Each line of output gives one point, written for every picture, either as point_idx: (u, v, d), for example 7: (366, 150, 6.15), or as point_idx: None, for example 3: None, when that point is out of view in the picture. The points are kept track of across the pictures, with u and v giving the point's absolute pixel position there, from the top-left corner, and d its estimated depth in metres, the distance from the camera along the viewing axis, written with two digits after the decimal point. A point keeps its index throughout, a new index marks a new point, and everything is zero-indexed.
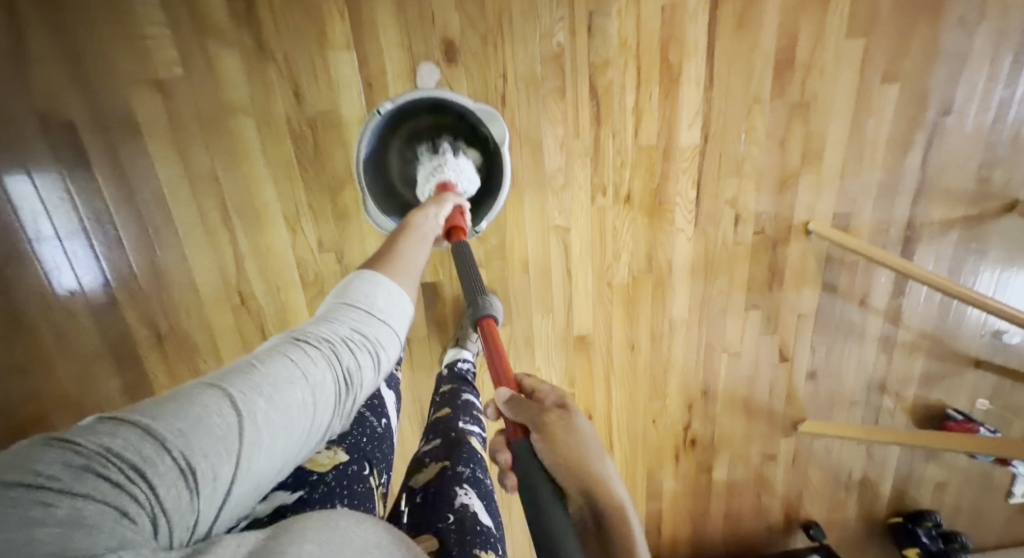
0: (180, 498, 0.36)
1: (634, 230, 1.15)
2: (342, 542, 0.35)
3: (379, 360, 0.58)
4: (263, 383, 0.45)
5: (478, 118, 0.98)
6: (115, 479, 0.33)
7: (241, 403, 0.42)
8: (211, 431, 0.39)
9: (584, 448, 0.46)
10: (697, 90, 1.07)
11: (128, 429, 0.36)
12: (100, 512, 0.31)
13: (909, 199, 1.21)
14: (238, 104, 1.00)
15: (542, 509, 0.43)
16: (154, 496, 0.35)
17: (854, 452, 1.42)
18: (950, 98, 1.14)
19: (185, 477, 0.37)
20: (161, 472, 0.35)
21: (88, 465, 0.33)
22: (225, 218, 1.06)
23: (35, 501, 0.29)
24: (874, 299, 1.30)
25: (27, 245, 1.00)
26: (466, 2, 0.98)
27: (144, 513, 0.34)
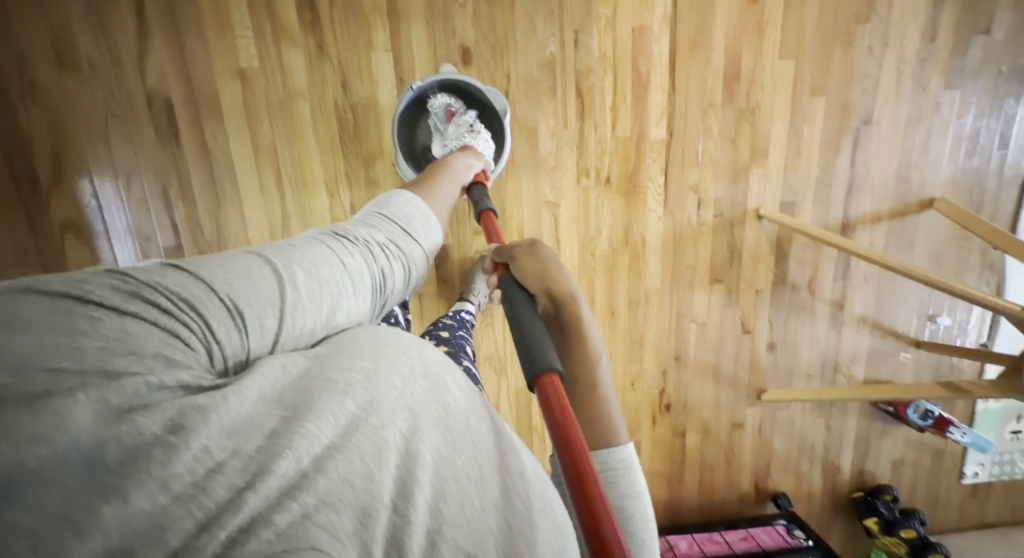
0: (229, 332, 0.45)
1: (613, 208, 1.39)
2: (383, 371, 0.43)
3: (409, 267, 0.66)
4: (300, 263, 0.53)
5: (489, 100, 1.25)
6: (164, 306, 0.41)
7: (282, 273, 0.50)
8: (253, 290, 0.47)
9: (544, 261, 0.71)
10: (662, 95, 1.35)
11: (179, 273, 0.44)
12: (143, 334, 0.38)
13: (843, 192, 1.44)
14: (298, 92, 1.26)
15: (508, 297, 0.65)
16: (202, 323, 0.43)
17: (815, 424, 1.57)
18: (868, 111, 1.40)
19: (232, 316, 0.45)
20: (208, 311, 0.43)
21: (136, 296, 0.40)
22: (279, 183, 1.31)
23: (87, 316, 0.37)
24: (821, 286, 1.48)
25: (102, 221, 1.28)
26: (480, 20, 1.26)
27: (193, 340, 0.42)
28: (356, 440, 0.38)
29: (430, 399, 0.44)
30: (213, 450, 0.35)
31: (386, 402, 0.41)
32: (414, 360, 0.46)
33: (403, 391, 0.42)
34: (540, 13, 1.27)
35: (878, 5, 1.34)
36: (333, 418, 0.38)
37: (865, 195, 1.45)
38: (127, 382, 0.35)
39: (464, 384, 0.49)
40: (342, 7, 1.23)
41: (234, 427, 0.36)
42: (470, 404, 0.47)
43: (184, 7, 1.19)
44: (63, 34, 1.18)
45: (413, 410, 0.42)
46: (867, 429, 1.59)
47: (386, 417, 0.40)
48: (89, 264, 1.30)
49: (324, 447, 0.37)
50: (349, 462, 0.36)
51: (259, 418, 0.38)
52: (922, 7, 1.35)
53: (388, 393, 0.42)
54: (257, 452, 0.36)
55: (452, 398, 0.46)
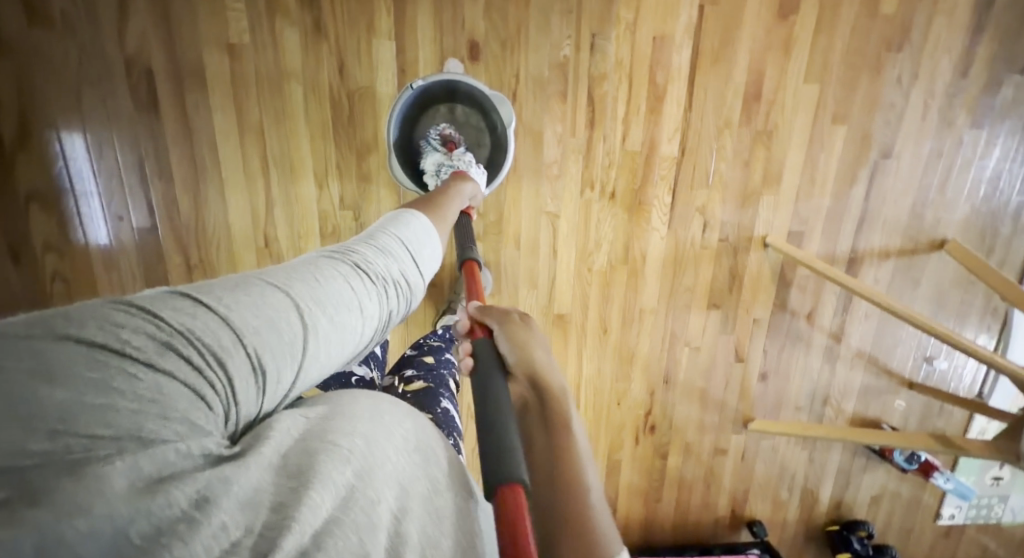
0: (249, 392, 0.37)
1: (614, 222, 1.33)
2: (385, 444, 0.39)
3: (411, 305, 0.59)
4: (326, 300, 0.45)
5: (491, 102, 1.16)
6: (195, 361, 0.33)
7: (307, 313, 0.42)
8: (280, 337, 0.39)
9: (533, 343, 0.57)
10: (677, 109, 1.28)
11: (209, 314, 0.36)
12: (170, 396, 0.31)
13: (854, 225, 1.39)
14: (291, 72, 1.18)
15: (487, 373, 0.50)
16: (228, 383, 0.35)
17: (798, 456, 1.55)
18: (888, 144, 1.34)
19: (255, 373, 0.37)
20: (234, 364, 0.36)
21: (168, 341, 0.33)
22: (264, 168, 1.23)
23: (120, 371, 0.29)
24: (821, 316, 1.44)
25: (71, 189, 1.20)
26: (492, 13, 1.18)
27: (215, 400, 0.34)
28: (358, 516, 0.33)
29: (418, 472, 0.41)
30: (231, 527, 0.28)
31: (384, 474, 0.37)
32: (408, 430, 0.43)
33: (397, 462, 0.39)
34: (557, 10, 1.19)
35: (912, 33, 1.27)
36: (337, 489, 0.33)
37: (877, 229, 1.39)
38: (158, 452, 0.29)
39: (447, 458, 0.46)
40: None
41: (246, 501, 0.30)
42: (452, 476, 0.44)
43: None
44: None
45: (403, 484, 0.38)
46: (849, 464, 1.57)
47: (384, 491, 0.36)
48: (55, 236, 1.22)
49: (323, 521, 0.31)
50: (353, 540, 0.32)
51: (264, 485, 0.32)
52: (958, 39, 1.28)
53: (384, 461, 0.38)
54: (263, 529, 0.30)
55: (437, 475, 0.42)
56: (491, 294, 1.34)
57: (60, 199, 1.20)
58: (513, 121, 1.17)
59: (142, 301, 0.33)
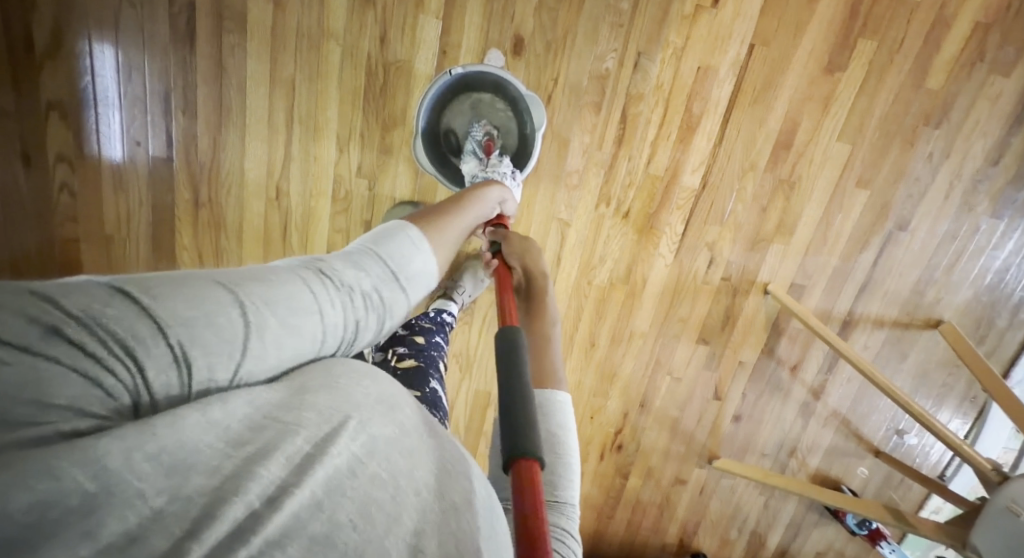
0: (168, 382, 0.40)
1: (622, 241, 1.33)
2: (341, 405, 0.44)
3: (385, 317, 0.61)
4: (271, 304, 0.48)
5: (526, 104, 1.17)
6: (100, 349, 0.37)
7: (250, 311, 0.46)
8: (211, 334, 0.42)
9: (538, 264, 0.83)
10: (707, 142, 1.27)
11: (129, 304, 0.39)
12: (58, 381, 0.34)
13: (856, 289, 1.39)
14: (332, 32, 1.16)
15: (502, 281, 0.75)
16: (138, 370, 0.38)
17: (754, 499, 1.57)
18: (906, 217, 1.34)
19: (176, 364, 0.40)
20: (152, 354, 0.39)
21: (57, 329, 0.35)
22: (288, 122, 1.22)
23: (8, 355, 0.33)
24: (804, 370, 1.46)
25: (93, 102, 1.19)
26: (543, 12, 1.17)
27: (120, 388, 0.37)
28: (320, 471, 0.38)
29: (387, 421, 0.44)
30: (149, 496, 0.32)
31: (346, 431, 0.41)
32: (369, 390, 0.47)
33: (361, 416, 0.43)
34: (608, 21, 1.18)
35: (951, 113, 1.27)
36: (288, 458, 0.38)
37: (877, 297, 1.40)
38: (26, 433, 0.32)
39: (415, 412, 0.49)
40: None
41: (173, 465, 0.34)
42: (423, 424, 0.49)
43: None
44: None
45: (370, 435, 0.42)
46: (801, 517, 1.60)
47: (345, 446, 0.40)
48: (70, 149, 1.22)
49: (275, 486, 0.36)
50: (306, 494, 0.36)
51: (209, 446, 0.36)
52: (995, 128, 1.28)
53: (346, 420, 0.42)
54: (207, 493, 0.34)
55: (405, 423, 0.46)
56: (488, 288, 1.35)
57: (80, 107, 1.19)
58: (541, 129, 1.18)
59: (44, 293, 0.36)
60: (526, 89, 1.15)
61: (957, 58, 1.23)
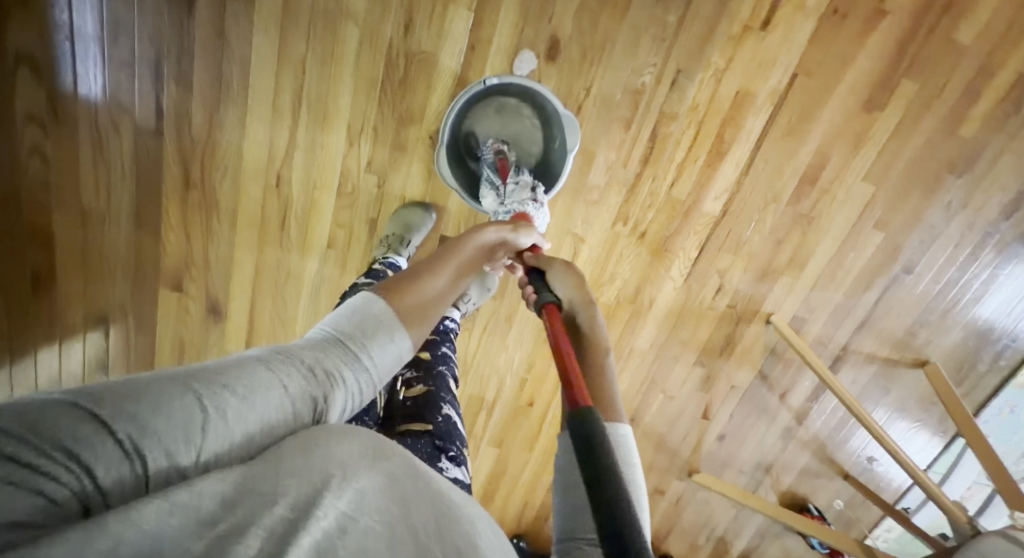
0: (117, 481, 0.36)
1: (635, 261, 1.30)
2: (326, 464, 0.39)
3: (350, 389, 0.55)
4: (217, 391, 0.43)
5: (559, 121, 1.10)
6: (35, 452, 0.33)
7: (202, 399, 0.42)
8: (157, 427, 0.38)
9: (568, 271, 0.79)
10: (733, 170, 1.23)
11: (66, 405, 0.36)
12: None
13: (854, 326, 1.41)
14: (352, 12, 1.05)
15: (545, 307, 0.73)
16: (77, 470, 0.34)
17: (725, 511, 1.64)
18: (913, 262, 1.35)
19: (128, 458, 0.36)
20: (100, 452, 0.35)
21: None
22: (294, 106, 1.12)
23: None
24: (792, 397, 1.49)
25: (68, 50, 1.02)
26: (583, 15, 1.08)
27: (63, 493, 0.33)
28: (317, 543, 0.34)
29: (376, 468, 0.41)
30: None
31: (330, 487, 0.37)
32: (360, 443, 0.43)
33: (343, 466, 0.39)
34: (650, 34, 1.10)
35: (976, 163, 1.25)
36: (268, 529, 0.34)
37: (872, 336, 1.42)
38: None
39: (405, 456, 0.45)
40: None
41: None
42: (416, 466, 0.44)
43: None
44: None
45: (359, 488, 0.38)
46: (766, 528, 1.67)
47: (329, 505, 0.36)
48: (40, 110, 1.04)
49: None
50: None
51: (174, 528, 0.32)
52: (1015, 183, 1.28)
53: (325, 475, 0.38)
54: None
55: (393, 468, 0.42)
56: (493, 296, 1.30)
57: (50, 53, 1.02)
58: (574, 147, 1.11)
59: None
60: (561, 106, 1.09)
61: (993, 110, 1.21)
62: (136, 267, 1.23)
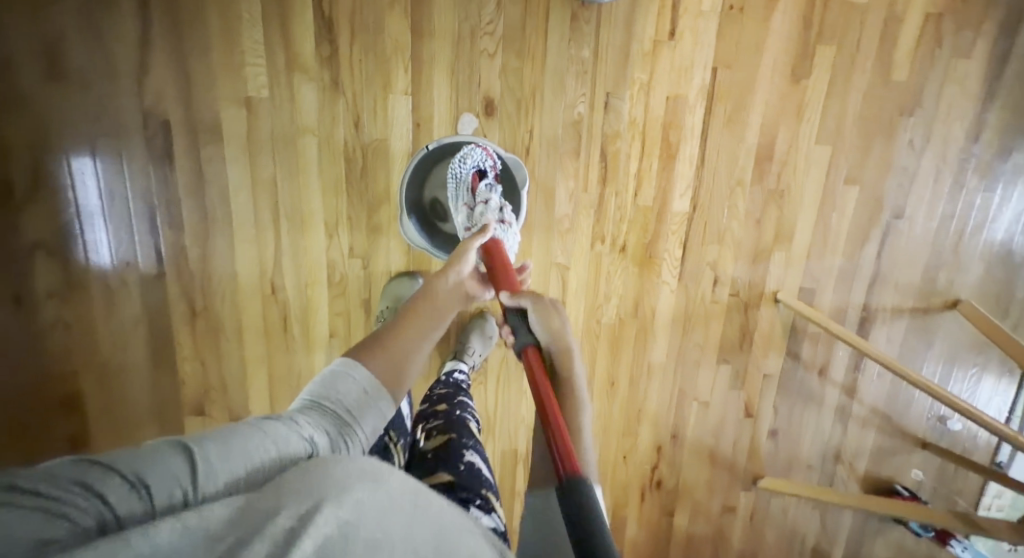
0: (129, 499, 0.39)
1: (625, 277, 1.33)
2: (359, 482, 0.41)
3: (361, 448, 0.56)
4: (232, 440, 0.47)
5: (507, 164, 1.15)
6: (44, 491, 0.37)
7: (192, 451, 0.45)
8: (164, 472, 0.42)
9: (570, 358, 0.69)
10: (690, 167, 1.27)
11: (85, 462, 0.41)
12: (13, 516, 0.34)
13: (866, 284, 1.38)
14: (307, 126, 1.17)
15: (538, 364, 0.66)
16: (97, 498, 0.38)
17: (810, 516, 1.51)
18: (902, 205, 1.33)
19: (136, 489, 0.40)
20: (110, 486, 0.39)
21: (13, 484, 0.37)
22: (275, 220, 1.22)
23: None
24: (833, 371, 1.45)
25: (73, 222, 1.16)
26: (508, 71, 1.17)
27: (82, 512, 0.37)
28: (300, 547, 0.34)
29: (373, 486, 0.41)
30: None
31: (327, 502, 0.38)
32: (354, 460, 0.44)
33: (346, 483, 0.40)
34: (572, 70, 1.18)
35: (924, 98, 1.26)
36: (269, 537, 0.35)
37: (890, 288, 1.39)
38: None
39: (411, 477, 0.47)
40: (365, 42, 1.13)
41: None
42: (419, 493, 0.44)
43: (194, 25, 1.09)
44: (59, 39, 1.07)
45: (358, 499, 0.39)
46: (861, 529, 1.53)
47: (330, 514, 0.37)
48: (56, 285, 1.19)
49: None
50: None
51: (185, 550, 0.35)
52: (969, 106, 1.28)
53: (327, 491, 0.39)
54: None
55: (393, 488, 0.42)
56: (497, 346, 1.34)
57: (63, 230, 1.16)
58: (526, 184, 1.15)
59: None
60: (505, 150, 1.14)
61: (918, 47, 1.23)
62: (147, 403, 1.28)
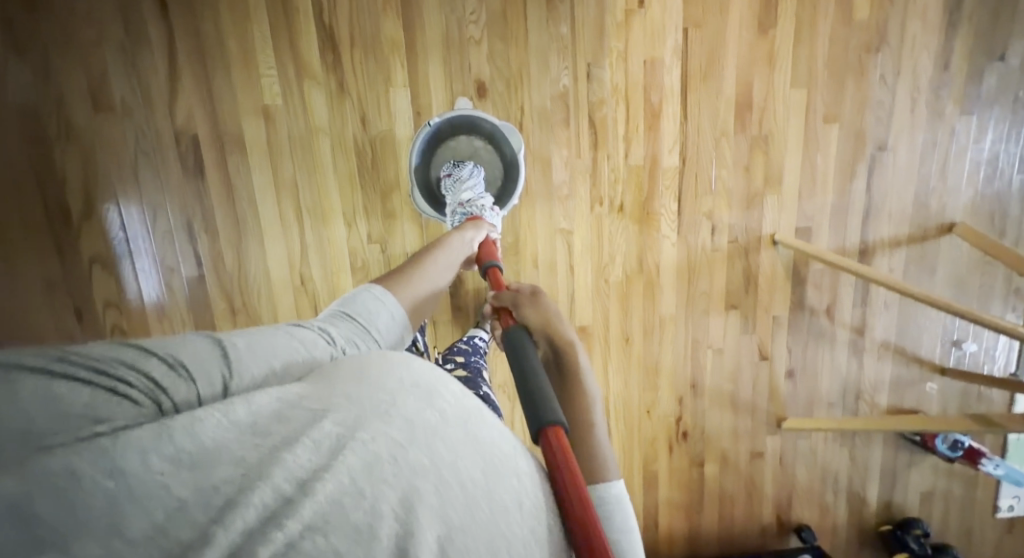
0: (174, 381, 0.43)
1: (627, 235, 1.40)
2: (396, 392, 0.41)
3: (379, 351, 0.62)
4: (260, 340, 0.51)
5: (502, 133, 1.25)
6: (95, 366, 0.40)
7: (226, 345, 0.48)
8: (202, 358, 0.46)
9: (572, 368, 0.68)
10: (675, 124, 1.35)
11: (127, 346, 0.44)
12: (74, 388, 0.37)
13: (861, 218, 1.44)
14: (319, 126, 1.29)
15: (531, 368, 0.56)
16: (146, 379, 0.41)
17: (839, 453, 1.55)
18: (883, 137, 1.40)
19: (175, 371, 0.44)
20: (151, 366, 0.43)
21: (66, 358, 0.39)
22: (298, 216, 1.34)
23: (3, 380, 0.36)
24: (840, 310, 1.49)
25: (122, 237, 1.29)
26: (495, 56, 1.28)
27: (136, 391, 0.40)
28: (345, 458, 0.35)
29: (424, 407, 0.41)
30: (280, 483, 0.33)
31: (375, 418, 0.38)
32: (403, 373, 0.44)
33: (394, 402, 0.40)
34: (554, 48, 1.28)
35: (890, 34, 1.34)
36: (316, 442, 0.36)
37: (884, 219, 1.44)
38: (52, 445, 0.34)
39: (462, 390, 0.46)
40: (364, 44, 1.25)
41: (198, 451, 0.35)
42: (471, 412, 0.43)
43: (215, 48, 1.23)
44: (100, 74, 1.21)
45: (406, 418, 0.39)
46: (893, 461, 1.57)
47: (377, 430, 0.37)
48: (113, 297, 1.32)
49: (312, 469, 0.34)
50: (342, 481, 0.33)
51: (230, 439, 0.36)
52: (934, 36, 1.35)
53: (375, 408, 0.39)
54: (231, 481, 0.33)
55: (445, 407, 0.42)
56: None
57: (113, 245, 1.30)
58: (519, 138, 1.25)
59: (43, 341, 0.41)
60: (499, 121, 1.25)
61: None
62: None
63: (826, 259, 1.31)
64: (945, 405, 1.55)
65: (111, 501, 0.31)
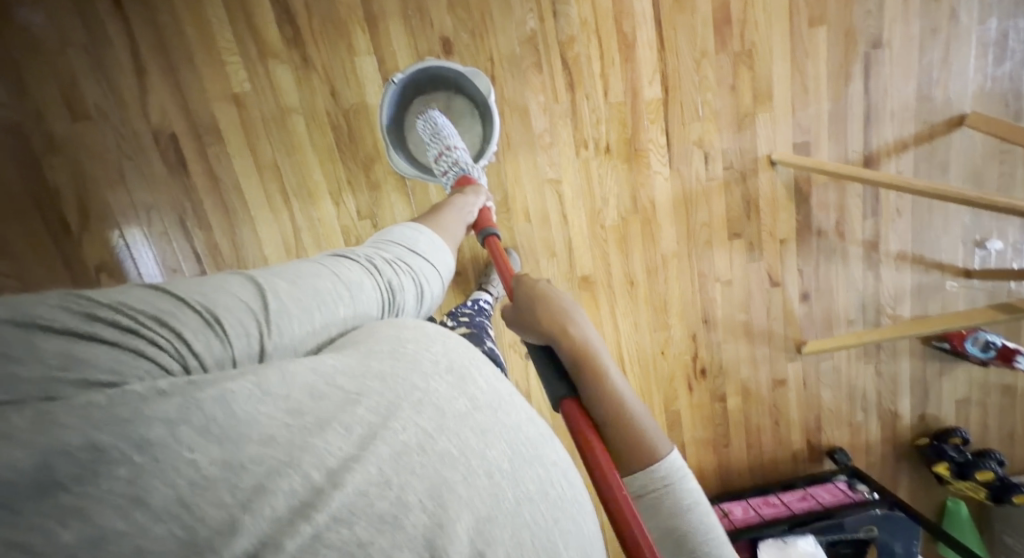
0: (210, 343, 0.42)
1: (617, 175, 1.36)
2: (411, 368, 0.41)
3: (422, 284, 0.61)
4: (303, 286, 0.50)
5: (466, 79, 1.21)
6: (126, 325, 0.39)
7: (266, 294, 0.47)
8: (240, 311, 0.44)
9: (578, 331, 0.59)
10: (651, 52, 1.29)
11: (144, 291, 0.42)
12: (101, 351, 0.36)
13: (861, 124, 1.38)
14: (291, 106, 1.28)
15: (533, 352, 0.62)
16: (177, 337, 0.40)
17: (864, 370, 1.53)
18: (876, 33, 1.32)
19: (211, 327, 0.42)
20: (185, 322, 0.41)
21: (97, 317, 0.38)
22: (286, 199, 1.34)
23: (24, 342, 0.34)
24: (852, 225, 1.44)
25: (121, 243, 1.32)
26: (455, 7, 1.24)
27: (167, 356, 0.39)
28: (376, 448, 0.35)
29: (455, 394, 0.41)
30: (311, 475, 0.33)
31: (407, 405, 0.38)
32: (437, 353, 0.44)
33: (427, 390, 0.40)
34: None
35: None
36: (347, 428, 0.36)
37: (885, 122, 1.38)
38: (81, 399, 0.33)
39: (492, 374, 0.47)
40: (321, 16, 1.24)
41: (228, 431, 0.33)
42: (500, 397, 0.44)
43: (176, 39, 1.23)
44: (72, 85, 1.23)
45: (437, 407, 0.39)
46: (923, 371, 1.54)
47: (408, 420, 0.37)
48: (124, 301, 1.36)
49: (341, 459, 0.34)
50: (372, 472, 0.33)
51: (260, 417, 0.34)
52: None
53: (408, 395, 0.39)
54: (262, 462, 0.32)
55: (479, 387, 0.43)
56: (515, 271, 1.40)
57: (113, 252, 1.33)
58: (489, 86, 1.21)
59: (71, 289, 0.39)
60: (462, 66, 1.20)
61: None
62: None
63: (826, 170, 1.24)
64: (977, 303, 1.49)
65: (134, 475, 0.29)
